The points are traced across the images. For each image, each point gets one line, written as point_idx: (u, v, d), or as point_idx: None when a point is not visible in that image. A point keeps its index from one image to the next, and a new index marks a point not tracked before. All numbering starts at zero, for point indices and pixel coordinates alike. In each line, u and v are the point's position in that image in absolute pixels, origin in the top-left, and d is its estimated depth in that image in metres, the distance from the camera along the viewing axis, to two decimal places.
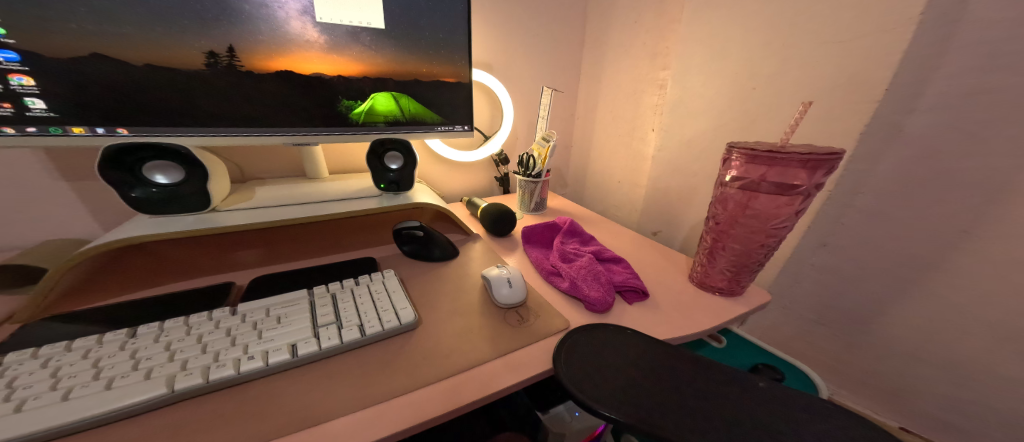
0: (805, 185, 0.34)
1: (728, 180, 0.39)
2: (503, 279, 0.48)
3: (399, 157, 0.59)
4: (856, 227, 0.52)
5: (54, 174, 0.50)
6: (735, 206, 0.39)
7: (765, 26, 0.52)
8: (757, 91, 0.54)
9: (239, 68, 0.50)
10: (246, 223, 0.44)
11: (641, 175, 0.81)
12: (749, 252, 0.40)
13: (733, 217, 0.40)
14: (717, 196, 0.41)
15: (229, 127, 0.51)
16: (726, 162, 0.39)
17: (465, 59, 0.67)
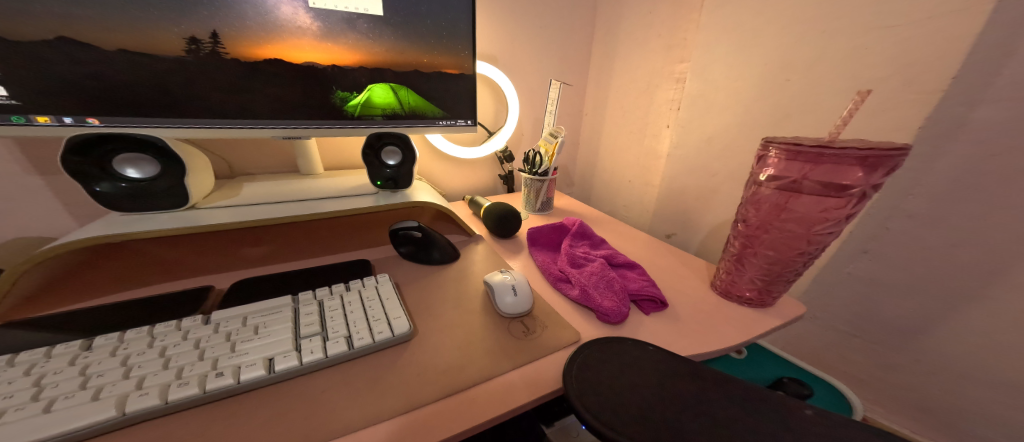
0: (858, 185, 0.30)
1: (765, 179, 0.35)
2: (508, 287, 0.44)
3: (397, 151, 0.55)
4: (896, 232, 0.47)
5: (25, 168, 0.47)
6: (770, 208, 0.35)
7: (800, 12, 0.48)
8: (792, 83, 0.50)
9: (224, 55, 0.46)
10: (227, 223, 0.41)
11: (653, 174, 0.76)
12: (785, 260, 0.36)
13: (768, 221, 0.36)
14: (749, 197, 0.37)
15: (212, 118, 0.47)
16: (761, 159, 0.35)
17: (470, 50, 0.63)
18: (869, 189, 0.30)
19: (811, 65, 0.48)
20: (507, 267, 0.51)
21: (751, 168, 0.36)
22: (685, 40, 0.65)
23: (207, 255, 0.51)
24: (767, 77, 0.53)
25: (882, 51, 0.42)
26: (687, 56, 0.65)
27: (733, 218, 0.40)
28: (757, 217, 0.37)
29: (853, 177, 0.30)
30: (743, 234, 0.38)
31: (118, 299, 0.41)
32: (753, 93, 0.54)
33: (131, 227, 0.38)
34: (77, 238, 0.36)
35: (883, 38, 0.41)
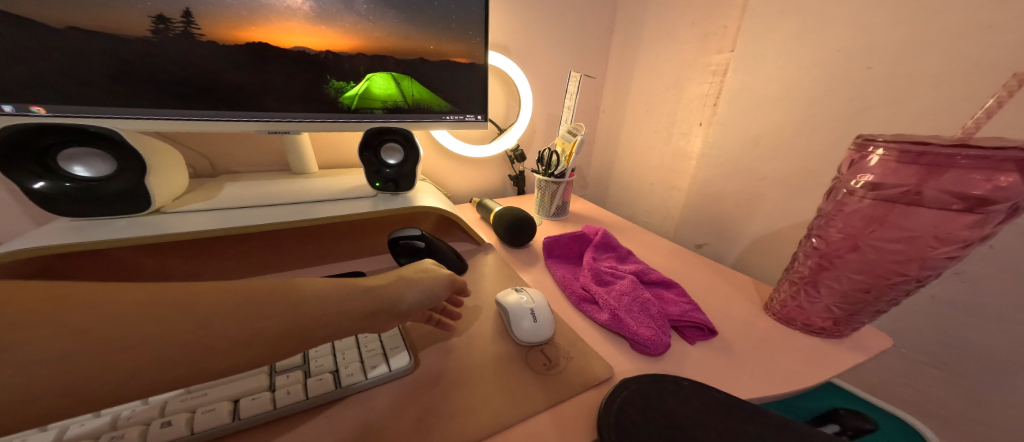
0: (1007, 196, 0.25)
1: (869, 182, 0.30)
2: (526, 311, 0.37)
3: (399, 149, 0.49)
4: (992, 249, 0.39)
5: None
6: (864, 219, 0.31)
7: None
8: (872, 71, 0.42)
9: (198, 36, 0.40)
10: (197, 231, 0.34)
11: (682, 177, 0.70)
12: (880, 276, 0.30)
13: (862, 233, 0.31)
14: (837, 207, 0.33)
15: (185, 108, 0.41)
16: (855, 163, 0.32)
17: (482, 37, 0.57)
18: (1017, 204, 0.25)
19: (891, 50, 0.40)
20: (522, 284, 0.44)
21: (839, 174, 0.33)
22: (725, 28, 0.58)
23: (172, 254, 0.44)
24: (827, 66, 0.46)
25: (985, 32, 0.35)
26: (727, 46, 0.58)
27: (811, 232, 0.36)
28: (845, 229, 0.32)
29: (995, 184, 0.25)
30: (825, 249, 0.34)
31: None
32: (810, 85, 0.48)
33: (78, 236, 0.32)
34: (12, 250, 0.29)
35: (989, 15, 0.34)
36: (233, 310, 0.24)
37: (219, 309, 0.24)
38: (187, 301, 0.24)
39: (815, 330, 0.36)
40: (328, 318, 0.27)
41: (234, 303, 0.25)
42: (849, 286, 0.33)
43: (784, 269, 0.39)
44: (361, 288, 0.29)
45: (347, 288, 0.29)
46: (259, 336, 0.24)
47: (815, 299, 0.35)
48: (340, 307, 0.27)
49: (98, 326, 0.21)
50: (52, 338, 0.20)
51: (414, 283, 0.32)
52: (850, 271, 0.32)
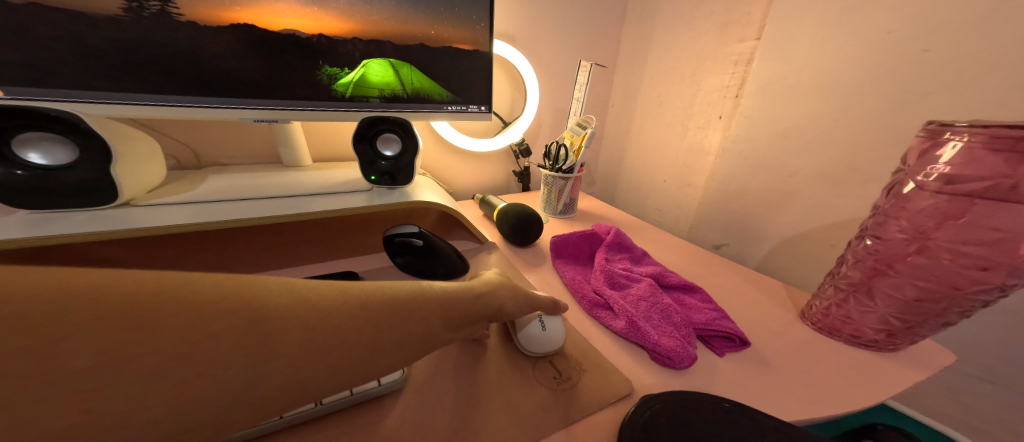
0: None
1: (940, 175, 0.27)
2: (533, 318, 0.33)
3: (395, 140, 0.45)
4: None
5: None
6: (934, 217, 0.27)
7: None
8: (930, 55, 0.37)
9: (176, 16, 0.36)
10: (171, 227, 0.31)
11: (699, 173, 0.66)
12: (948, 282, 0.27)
13: (930, 233, 0.28)
14: (899, 203, 0.29)
15: (164, 93, 0.38)
16: (926, 154, 0.28)
17: (486, 22, 0.53)
18: None
19: (953, 28, 0.36)
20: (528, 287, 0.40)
21: (905, 166, 0.29)
22: (749, 15, 0.55)
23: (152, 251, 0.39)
24: (867, 51, 0.42)
25: None
26: (752, 33, 0.55)
27: (865, 231, 0.32)
28: (908, 229, 0.29)
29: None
30: (882, 251, 0.30)
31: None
32: (848, 72, 0.44)
33: (33, 230, 0.28)
34: None
35: None
36: (365, 308, 0.19)
37: (350, 309, 0.18)
38: (301, 298, 0.17)
39: (864, 341, 0.32)
40: (460, 321, 0.23)
41: (361, 299, 0.19)
42: (906, 292, 0.29)
43: (830, 273, 0.35)
44: (477, 290, 0.25)
45: (464, 289, 0.25)
46: (408, 339, 0.20)
47: (868, 307, 0.32)
48: (468, 310, 0.24)
49: (267, 325, 0.16)
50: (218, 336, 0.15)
51: (509, 286, 0.29)
52: (913, 277, 0.29)
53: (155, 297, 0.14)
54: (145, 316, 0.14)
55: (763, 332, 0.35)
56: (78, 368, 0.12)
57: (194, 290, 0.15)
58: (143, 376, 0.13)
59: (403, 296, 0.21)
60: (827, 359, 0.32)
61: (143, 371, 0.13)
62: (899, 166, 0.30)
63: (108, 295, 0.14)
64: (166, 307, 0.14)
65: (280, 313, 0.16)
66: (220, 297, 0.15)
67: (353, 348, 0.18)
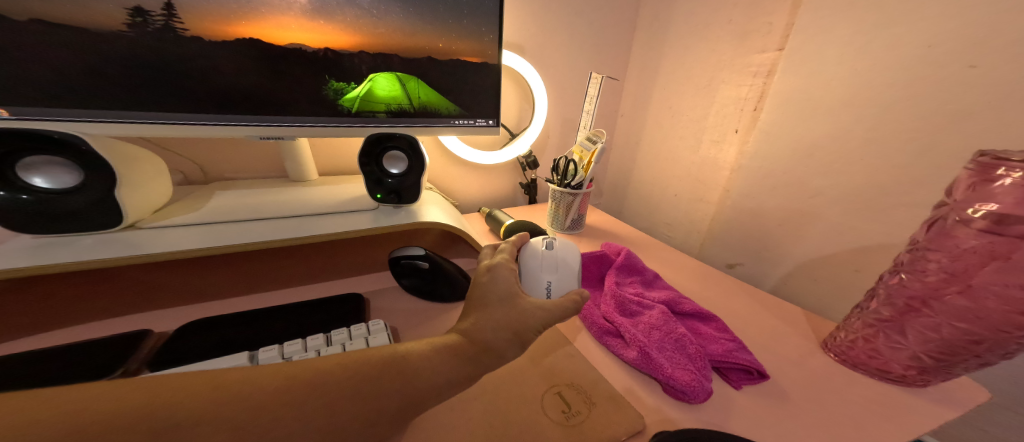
0: None
1: (990, 212, 0.25)
2: (542, 284, 0.35)
3: (402, 158, 0.44)
4: None
5: None
6: (978, 257, 0.26)
7: None
8: (978, 71, 0.36)
9: (181, 31, 0.36)
10: (171, 252, 0.30)
11: (712, 188, 0.65)
12: (989, 323, 0.25)
13: (974, 273, 0.26)
14: (941, 238, 0.28)
15: (174, 111, 0.37)
16: (974, 187, 0.26)
17: (495, 34, 0.52)
18: None
19: (1002, 43, 0.34)
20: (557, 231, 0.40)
21: (950, 199, 0.27)
22: (771, 25, 0.53)
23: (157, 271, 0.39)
24: (900, 67, 0.40)
25: None
26: (773, 44, 0.54)
27: (900, 266, 0.31)
28: (949, 267, 0.27)
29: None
30: (918, 287, 0.29)
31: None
32: (877, 87, 0.42)
33: (32, 256, 0.28)
34: None
35: None
36: (344, 384, 0.22)
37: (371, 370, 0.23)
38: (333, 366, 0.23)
39: (891, 376, 0.31)
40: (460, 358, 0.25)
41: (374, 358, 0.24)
42: (944, 332, 0.28)
43: (858, 305, 0.34)
44: (467, 351, 0.26)
45: (455, 350, 0.26)
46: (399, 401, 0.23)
47: (898, 343, 0.30)
48: (456, 372, 0.25)
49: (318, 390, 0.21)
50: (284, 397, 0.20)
51: (503, 325, 0.28)
52: (950, 317, 0.27)
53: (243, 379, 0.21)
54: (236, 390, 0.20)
55: (785, 363, 0.34)
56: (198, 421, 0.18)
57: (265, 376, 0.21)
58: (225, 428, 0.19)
59: (377, 369, 0.23)
60: (854, 396, 0.30)
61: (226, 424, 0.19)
62: (943, 199, 0.29)
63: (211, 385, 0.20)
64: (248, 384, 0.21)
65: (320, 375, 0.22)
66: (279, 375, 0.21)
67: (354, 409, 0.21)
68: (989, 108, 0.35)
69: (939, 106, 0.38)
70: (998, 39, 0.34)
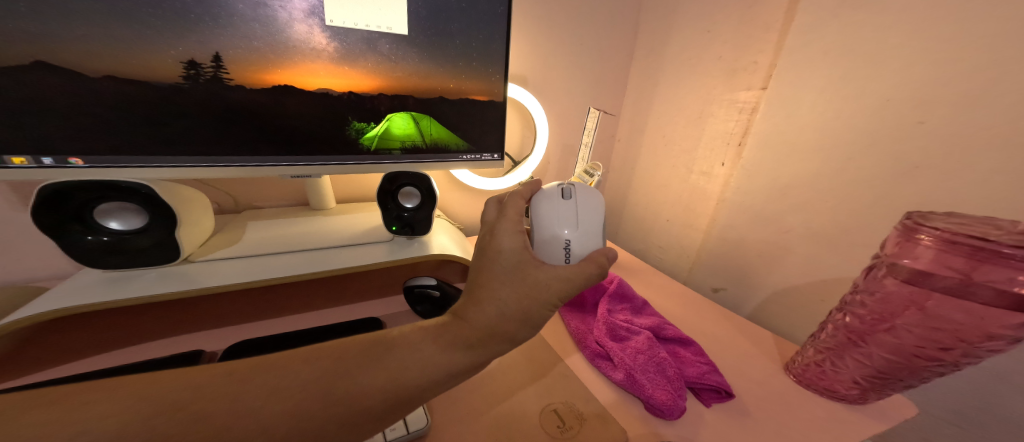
0: None
1: (911, 267, 0.29)
2: (562, 243, 0.38)
3: (415, 195, 0.49)
4: None
5: (16, 204, 0.42)
6: (902, 302, 0.30)
7: (916, 41, 0.41)
8: (927, 127, 0.41)
9: (227, 80, 0.41)
10: (222, 285, 0.35)
11: (700, 216, 0.70)
12: (911, 356, 0.30)
13: (899, 315, 0.31)
14: (874, 284, 0.32)
15: (221, 155, 0.42)
16: (900, 244, 0.31)
17: (501, 75, 0.57)
18: None
19: (944, 106, 0.39)
20: (572, 180, 0.43)
21: (883, 252, 0.32)
22: (755, 64, 0.59)
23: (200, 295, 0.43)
24: (864, 117, 0.45)
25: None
26: (756, 83, 0.59)
27: (844, 305, 0.35)
28: (880, 309, 0.32)
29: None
30: (857, 324, 0.33)
31: (54, 374, 0.33)
32: (841, 135, 0.48)
33: (116, 291, 0.33)
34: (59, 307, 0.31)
35: None
36: (375, 359, 0.29)
37: (396, 358, 0.29)
38: (370, 342, 0.31)
39: (837, 395, 0.35)
40: (464, 342, 0.31)
41: (400, 342, 0.31)
42: (877, 363, 0.32)
43: (812, 335, 0.38)
44: (467, 340, 0.31)
45: (456, 339, 0.31)
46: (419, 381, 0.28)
47: (841, 369, 0.35)
48: (459, 359, 0.30)
49: (360, 370, 0.28)
50: (337, 366, 0.29)
51: (511, 304, 0.32)
52: (881, 350, 0.32)
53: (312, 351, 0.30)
54: (310, 355, 0.29)
55: (750, 384, 0.38)
56: (285, 371, 0.28)
57: (326, 349, 0.30)
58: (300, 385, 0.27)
59: (404, 362, 0.29)
60: (808, 415, 0.35)
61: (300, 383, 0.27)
62: (879, 251, 0.33)
63: (295, 353, 0.29)
64: (314, 353, 0.29)
65: (360, 351, 0.30)
66: (335, 347, 0.30)
67: (382, 382, 0.28)
68: (934, 161, 0.40)
69: (894, 155, 0.43)
70: (942, 98, 0.39)
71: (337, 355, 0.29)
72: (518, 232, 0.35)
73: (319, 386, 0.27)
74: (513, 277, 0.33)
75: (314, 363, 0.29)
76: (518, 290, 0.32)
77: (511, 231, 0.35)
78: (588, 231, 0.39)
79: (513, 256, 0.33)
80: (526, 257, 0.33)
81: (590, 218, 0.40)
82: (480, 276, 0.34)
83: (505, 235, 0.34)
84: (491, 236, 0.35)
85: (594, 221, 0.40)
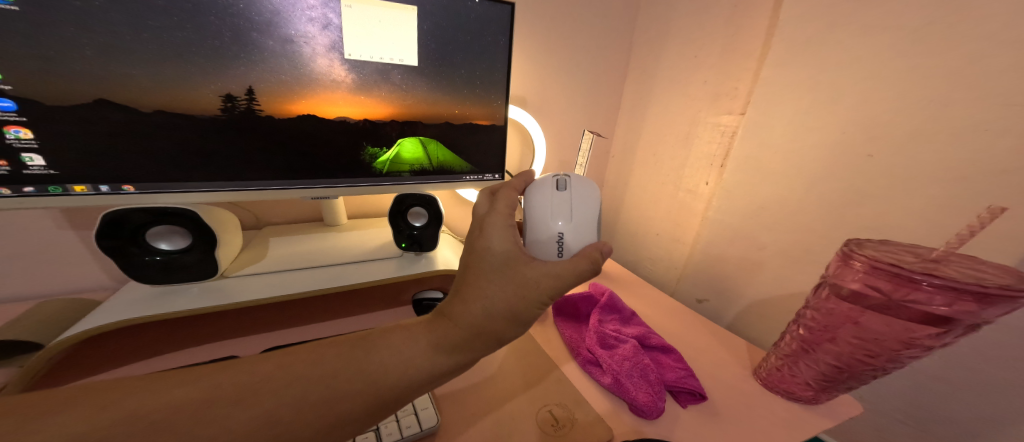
0: (966, 319, 0.28)
1: (847, 288, 0.34)
2: (555, 237, 0.40)
3: (423, 214, 0.54)
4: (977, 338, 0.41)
5: (64, 224, 0.47)
6: (841, 317, 0.35)
7: (865, 81, 0.46)
8: (874, 159, 0.46)
9: (258, 111, 0.45)
10: (255, 299, 0.40)
11: (686, 230, 0.76)
12: (851, 363, 0.35)
13: (840, 328, 0.35)
14: (820, 301, 0.37)
15: (251, 180, 0.47)
16: (839, 267, 0.35)
17: (502, 100, 0.62)
18: (976, 322, 0.29)
19: (888, 141, 0.45)
20: (566, 172, 0.46)
21: (827, 273, 0.37)
22: (736, 90, 0.65)
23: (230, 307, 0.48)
24: (824, 147, 0.51)
25: (964, 139, 0.39)
26: (736, 108, 0.65)
27: (798, 317, 0.40)
28: (825, 322, 0.37)
29: (957, 309, 0.28)
30: (807, 335, 0.38)
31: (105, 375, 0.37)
32: (806, 163, 0.53)
33: (163, 304, 0.39)
34: (119, 319, 0.36)
35: (1000, 119, 0.37)
36: (369, 358, 0.30)
37: (390, 361, 0.30)
38: (364, 341, 0.31)
39: (794, 396, 0.41)
40: (454, 343, 0.31)
41: (393, 342, 0.31)
42: (825, 368, 0.37)
43: (775, 343, 0.43)
44: (454, 341, 0.31)
45: (446, 339, 0.31)
46: (415, 382, 0.30)
47: (797, 374, 0.40)
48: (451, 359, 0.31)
49: (355, 369, 0.29)
50: (333, 364, 0.30)
51: (499, 304, 0.32)
52: (827, 358, 0.37)
53: (310, 347, 0.31)
54: (308, 352, 0.30)
55: (722, 388, 0.43)
56: (286, 368, 0.29)
57: (325, 346, 0.31)
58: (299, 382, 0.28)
59: (400, 364, 0.30)
60: (770, 414, 0.40)
61: (299, 380, 0.28)
62: (825, 271, 0.38)
63: (295, 351, 0.30)
64: (311, 354, 0.30)
65: (354, 350, 0.30)
66: (332, 345, 0.31)
67: (379, 384, 0.29)
68: (882, 190, 0.46)
69: (849, 183, 0.49)
70: (888, 134, 0.45)
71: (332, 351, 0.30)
72: (508, 226, 0.36)
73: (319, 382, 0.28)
74: (502, 274, 0.33)
75: (311, 361, 0.30)
76: (506, 289, 0.32)
77: (500, 225, 0.36)
78: (580, 224, 0.42)
79: (504, 254, 0.34)
80: (515, 253, 0.34)
81: (582, 211, 0.42)
82: (468, 273, 0.35)
83: (494, 229, 0.35)
84: (481, 229, 0.36)
85: (586, 213, 0.43)
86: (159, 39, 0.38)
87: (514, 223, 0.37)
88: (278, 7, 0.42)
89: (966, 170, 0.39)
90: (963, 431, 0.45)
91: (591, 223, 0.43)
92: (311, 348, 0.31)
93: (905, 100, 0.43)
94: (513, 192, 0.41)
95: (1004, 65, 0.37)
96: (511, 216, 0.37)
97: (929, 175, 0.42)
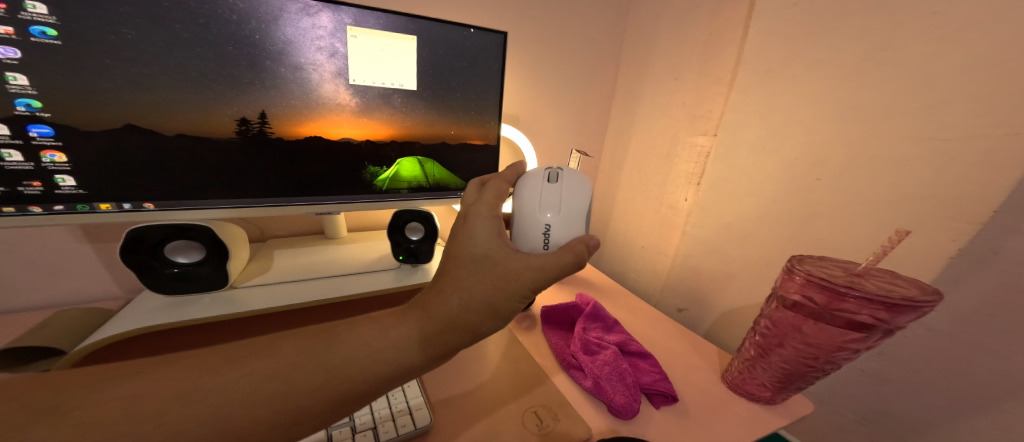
0: (883, 325, 0.34)
1: (790, 299, 0.40)
2: (541, 229, 0.43)
3: (420, 228, 0.58)
4: (918, 343, 0.46)
5: (80, 237, 0.52)
6: (788, 325, 0.40)
7: (816, 110, 0.51)
8: (822, 183, 0.51)
9: (270, 134, 0.49)
10: (261, 307, 0.44)
11: (668, 243, 0.81)
12: (799, 365, 0.40)
13: (789, 334, 0.40)
14: (772, 311, 0.42)
15: (260, 198, 0.51)
16: (784, 281, 0.41)
17: (495, 120, 0.67)
18: (892, 327, 0.34)
19: (834, 166, 0.50)
20: (560, 164, 0.47)
21: (777, 286, 0.42)
22: (710, 113, 0.70)
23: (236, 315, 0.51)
24: (784, 169, 0.56)
25: (899, 164, 0.44)
26: (710, 129, 0.71)
27: (756, 326, 0.45)
28: (775, 330, 0.42)
29: (876, 317, 0.34)
30: (763, 342, 0.43)
31: None
32: (768, 184, 0.58)
33: (177, 314, 0.43)
34: (135, 327, 0.40)
35: (926, 148, 0.42)
36: (358, 352, 0.32)
37: (379, 356, 0.32)
38: (352, 337, 0.33)
39: (754, 397, 0.45)
40: (436, 338, 0.33)
41: (380, 337, 0.33)
42: (778, 371, 0.42)
43: (738, 349, 0.48)
44: (436, 335, 0.33)
45: (427, 335, 0.33)
46: (400, 374, 0.32)
47: (757, 377, 0.45)
48: (434, 351, 0.33)
49: (345, 362, 0.31)
50: (324, 355, 0.32)
51: (479, 298, 0.33)
52: (779, 361, 0.42)
53: (302, 339, 0.33)
54: (300, 344, 0.33)
55: (692, 390, 0.47)
56: (280, 358, 0.31)
57: (317, 338, 0.33)
58: (292, 372, 0.30)
59: (387, 358, 0.32)
60: (734, 414, 0.44)
61: (292, 370, 0.30)
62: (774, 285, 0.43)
63: (288, 343, 0.33)
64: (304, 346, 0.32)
65: (343, 343, 0.33)
66: (324, 338, 0.33)
67: (364, 375, 0.31)
68: (831, 210, 0.51)
69: (804, 204, 0.54)
70: (836, 158, 0.50)
71: (322, 344, 0.33)
72: (492, 217, 0.36)
73: (310, 370, 0.31)
74: (483, 269, 0.34)
75: (304, 353, 0.32)
76: (485, 282, 0.33)
77: (484, 217, 0.36)
78: (569, 217, 0.44)
79: (485, 247, 0.34)
80: (498, 247, 0.34)
81: (572, 203, 0.44)
82: (450, 267, 0.36)
83: (477, 222, 0.36)
84: (465, 219, 0.37)
85: (575, 206, 0.44)
86: (185, 70, 0.42)
87: (499, 215, 0.37)
88: (289, 38, 0.46)
89: (900, 193, 0.44)
90: (910, 431, 0.49)
91: (579, 217, 0.44)
92: (304, 340, 0.33)
93: (850, 129, 0.48)
94: (504, 183, 0.42)
95: (922, 102, 0.42)
96: (498, 208, 0.37)
97: (871, 197, 0.47)
